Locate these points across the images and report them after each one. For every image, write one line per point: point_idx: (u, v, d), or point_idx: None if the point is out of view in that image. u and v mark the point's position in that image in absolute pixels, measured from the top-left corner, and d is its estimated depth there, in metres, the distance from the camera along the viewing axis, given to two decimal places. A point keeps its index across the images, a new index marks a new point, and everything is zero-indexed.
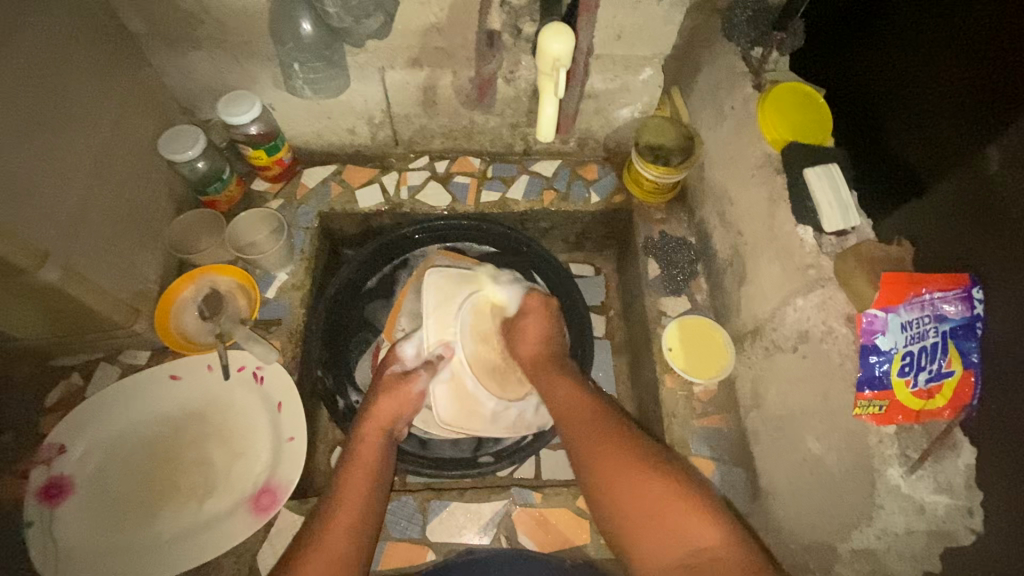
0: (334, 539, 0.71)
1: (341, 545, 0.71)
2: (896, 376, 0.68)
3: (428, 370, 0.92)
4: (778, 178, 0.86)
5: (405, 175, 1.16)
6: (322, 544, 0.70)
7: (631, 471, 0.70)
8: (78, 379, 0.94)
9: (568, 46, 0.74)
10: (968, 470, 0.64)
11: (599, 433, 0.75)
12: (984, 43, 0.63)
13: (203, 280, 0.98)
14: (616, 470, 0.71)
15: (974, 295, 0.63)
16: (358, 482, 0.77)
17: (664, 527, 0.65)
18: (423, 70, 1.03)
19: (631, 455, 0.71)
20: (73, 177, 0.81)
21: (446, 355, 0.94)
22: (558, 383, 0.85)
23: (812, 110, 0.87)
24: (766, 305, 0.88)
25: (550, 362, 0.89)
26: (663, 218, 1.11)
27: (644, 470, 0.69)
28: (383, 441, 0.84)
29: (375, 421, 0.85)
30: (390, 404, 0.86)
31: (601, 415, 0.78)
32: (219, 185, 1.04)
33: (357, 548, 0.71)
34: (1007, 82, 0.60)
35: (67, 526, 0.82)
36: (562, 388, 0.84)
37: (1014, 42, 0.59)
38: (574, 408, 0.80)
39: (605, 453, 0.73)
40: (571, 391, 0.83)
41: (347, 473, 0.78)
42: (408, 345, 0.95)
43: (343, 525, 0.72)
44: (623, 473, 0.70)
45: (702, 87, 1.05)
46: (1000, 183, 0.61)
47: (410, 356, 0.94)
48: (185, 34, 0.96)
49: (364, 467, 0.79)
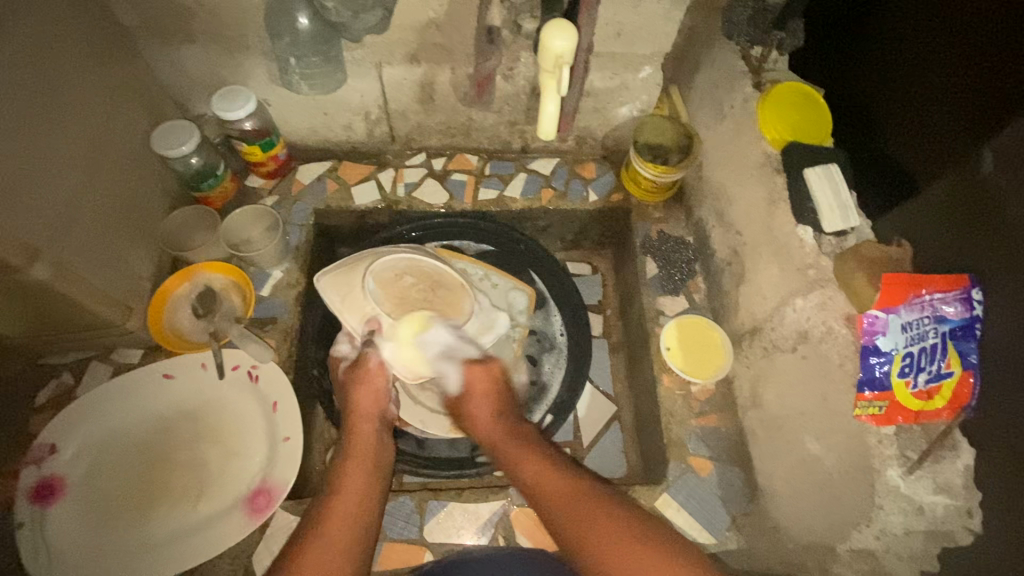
0: (338, 527, 0.71)
1: (343, 530, 0.71)
2: (896, 377, 0.68)
3: (370, 347, 0.85)
4: (777, 178, 0.86)
5: (401, 172, 1.15)
6: (325, 530, 0.71)
7: (626, 549, 0.66)
8: (70, 378, 0.93)
9: (571, 43, 0.74)
10: (967, 471, 0.65)
11: (585, 510, 0.70)
12: (978, 44, 0.63)
13: (197, 278, 0.97)
14: (608, 547, 0.66)
15: (973, 296, 0.63)
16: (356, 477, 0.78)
17: None
18: (420, 66, 1.02)
19: (615, 531, 0.67)
20: (64, 173, 0.80)
21: (375, 331, 0.83)
22: (523, 462, 0.78)
23: (812, 110, 0.87)
24: (765, 306, 0.88)
25: (513, 439, 0.82)
26: (661, 217, 1.11)
27: (636, 543, 0.66)
28: (374, 433, 0.84)
29: (360, 412, 0.85)
30: (367, 396, 0.85)
31: (582, 490, 0.72)
32: (213, 182, 1.03)
33: (359, 533, 0.72)
34: (1001, 84, 0.60)
35: (59, 528, 0.81)
36: (530, 468, 0.77)
37: (1010, 44, 0.59)
38: (548, 489, 0.74)
39: (590, 530, 0.68)
40: (540, 471, 0.76)
41: (346, 465, 0.79)
42: (340, 342, 0.90)
43: (343, 511, 0.73)
44: (614, 549, 0.66)
45: (701, 85, 1.05)
46: (994, 186, 0.61)
47: (348, 351, 0.90)
48: (179, 27, 0.94)
49: (361, 461, 0.80)
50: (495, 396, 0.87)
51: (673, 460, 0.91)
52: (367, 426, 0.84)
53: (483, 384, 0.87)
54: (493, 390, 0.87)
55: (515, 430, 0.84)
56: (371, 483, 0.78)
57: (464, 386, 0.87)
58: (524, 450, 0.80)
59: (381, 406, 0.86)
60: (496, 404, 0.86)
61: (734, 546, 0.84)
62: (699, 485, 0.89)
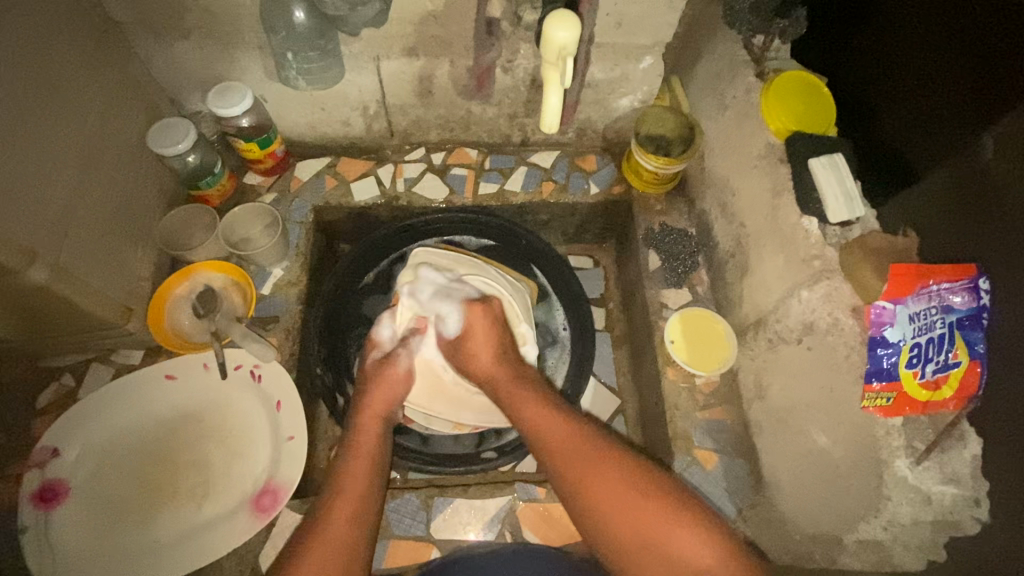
0: (339, 528, 0.70)
1: (343, 531, 0.70)
2: (904, 368, 0.68)
3: (405, 348, 0.90)
4: (781, 168, 0.85)
5: (401, 167, 1.15)
6: (324, 533, 0.69)
7: (619, 492, 0.67)
8: (70, 380, 0.92)
9: (574, 34, 0.73)
10: (974, 460, 0.65)
11: (578, 451, 0.71)
12: (981, 28, 0.62)
13: (197, 277, 0.97)
14: (602, 489, 0.68)
15: (980, 285, 0.63)
16: (360, 468, 0.77)
17: (653, 550, 0.64)
18: (419, 59, 1.01)
19: (611, 484, 0.68)
20: (60, 173, 0.79)
21: (419, 329, 0.92)
22: (522, 404, 0.79)
23: (816, 100, 0.86)
24: (770, 298, 0.88)
25: (515, 381, 0.82)
26: (663, 209, 1.10)
27: (638, 496, 0.66)
28: (382, 431, 0.83)
29: (371, 411, 0.84)
30: (378, 400, 0.86)
31: (586, 440, 0.72)
32: (211, 179, 1.02)
33: (353, 537, 0.70)
34: (1003, 70, 0.60)
35: (65, 530, 0.81)
36: (530, 413, 0.77)
37: (1012, 30, 0.59)
38: (546, 434, 0.74)
39: (591, 482, 0.68)
40: (539, 416, 0.76)
41: (351, 464, 0.77)
42: (383, 328, 0.93)
43: (345, 511, 0.72)
44: (612, 502, 0.67)
45: (703, 76, 1.04)
46: (994, 172, 0.61)
47: (387, 339, 0.93)
48: (173, 23, 0.93)
49: (367, 456, 0.78)
50: (478, 320, 0.87)
51: (677, 453, 0.91)
52: (375, 425, 0.83)
53: (469, 313, 0.88)
54: (490, 327, 0.87)
55: (516, 373, 0.84)
56: (373, 478, 0.77)
57: (465, 326, 0.88)
58: (525, 393, 0.80)
59: (392, 410, 0.86)
60: (494, 342, 0.86)
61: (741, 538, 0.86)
62: (705, 478, 0.89)
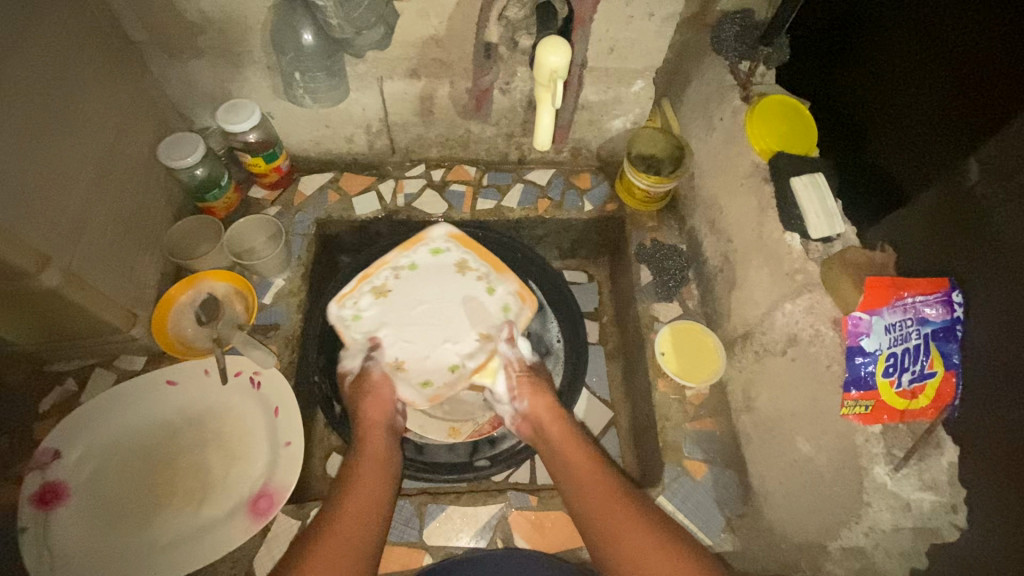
0: (349, 525, 0.76)
1: (353, 532, 0.75)
2: (880, 377, 0.71)
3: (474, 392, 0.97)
4: (765, 186, 0.89)
5: (402, 183, 1.18)
6: (335, 529, 0.75)
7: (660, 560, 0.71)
8: (73, 384, 0.94)
9: (565, 58, 0.77)
10: (952, 467, 0.67)
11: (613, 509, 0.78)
12: (971, 55, 0.65)
13: (201, 285, 0.99)
14: (633, 547, 0.73)
15: (954, 298, 0.66)
16: (371, 472, 0.83)
17: None
18: (421, 80, 1.05)
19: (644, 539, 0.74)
20: (72, 182, 0.82)
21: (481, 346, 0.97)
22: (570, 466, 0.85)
23: (798, 122, 0.90)
24: (756, 311, 0.90)
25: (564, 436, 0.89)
26: (655, 226, 1.13)
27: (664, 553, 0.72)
28: (386, 440, 0.89)
29: (371, 420, 0.89)
30: (374, 407, 0.91)
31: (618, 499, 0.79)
32: (217, 193, 1.05)
33: (365, 529, 0.76)
34: (992, 94, 0.62)
35: (63, 532, 0.82)
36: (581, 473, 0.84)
37: (1001, 57, 0.61)
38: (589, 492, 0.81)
39: (625, 534, 0.75)
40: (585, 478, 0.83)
41: (361, 467, 0.84)
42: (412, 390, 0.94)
43: (354, 509, 0.78)
44: (639, 554, 0.72)
45: (692, 99, 1.09)
46: (977, 194, 0.64)
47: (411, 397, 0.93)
48: (186, 44, 0.97)
49: (377, 460, 0.85)
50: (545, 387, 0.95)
51: (668, 462, 0.93)
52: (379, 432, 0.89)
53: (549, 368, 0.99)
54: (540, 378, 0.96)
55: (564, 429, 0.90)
56: (382, 486, 0.82)
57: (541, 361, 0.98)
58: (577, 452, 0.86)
59: (389, 414, 0.91)
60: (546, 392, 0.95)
61: (731, 547, 0.86)
62: (694, 487, 0.91)
